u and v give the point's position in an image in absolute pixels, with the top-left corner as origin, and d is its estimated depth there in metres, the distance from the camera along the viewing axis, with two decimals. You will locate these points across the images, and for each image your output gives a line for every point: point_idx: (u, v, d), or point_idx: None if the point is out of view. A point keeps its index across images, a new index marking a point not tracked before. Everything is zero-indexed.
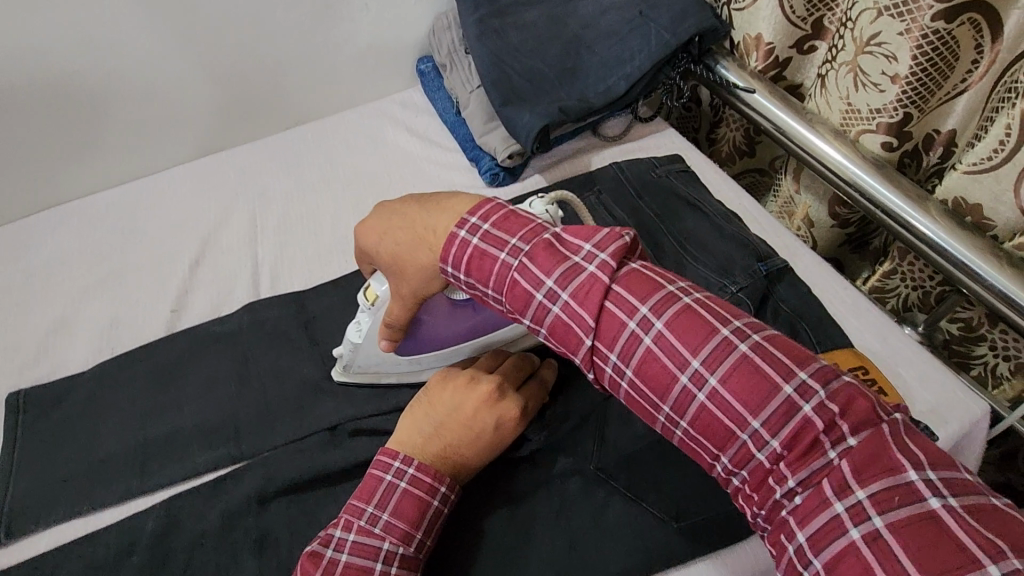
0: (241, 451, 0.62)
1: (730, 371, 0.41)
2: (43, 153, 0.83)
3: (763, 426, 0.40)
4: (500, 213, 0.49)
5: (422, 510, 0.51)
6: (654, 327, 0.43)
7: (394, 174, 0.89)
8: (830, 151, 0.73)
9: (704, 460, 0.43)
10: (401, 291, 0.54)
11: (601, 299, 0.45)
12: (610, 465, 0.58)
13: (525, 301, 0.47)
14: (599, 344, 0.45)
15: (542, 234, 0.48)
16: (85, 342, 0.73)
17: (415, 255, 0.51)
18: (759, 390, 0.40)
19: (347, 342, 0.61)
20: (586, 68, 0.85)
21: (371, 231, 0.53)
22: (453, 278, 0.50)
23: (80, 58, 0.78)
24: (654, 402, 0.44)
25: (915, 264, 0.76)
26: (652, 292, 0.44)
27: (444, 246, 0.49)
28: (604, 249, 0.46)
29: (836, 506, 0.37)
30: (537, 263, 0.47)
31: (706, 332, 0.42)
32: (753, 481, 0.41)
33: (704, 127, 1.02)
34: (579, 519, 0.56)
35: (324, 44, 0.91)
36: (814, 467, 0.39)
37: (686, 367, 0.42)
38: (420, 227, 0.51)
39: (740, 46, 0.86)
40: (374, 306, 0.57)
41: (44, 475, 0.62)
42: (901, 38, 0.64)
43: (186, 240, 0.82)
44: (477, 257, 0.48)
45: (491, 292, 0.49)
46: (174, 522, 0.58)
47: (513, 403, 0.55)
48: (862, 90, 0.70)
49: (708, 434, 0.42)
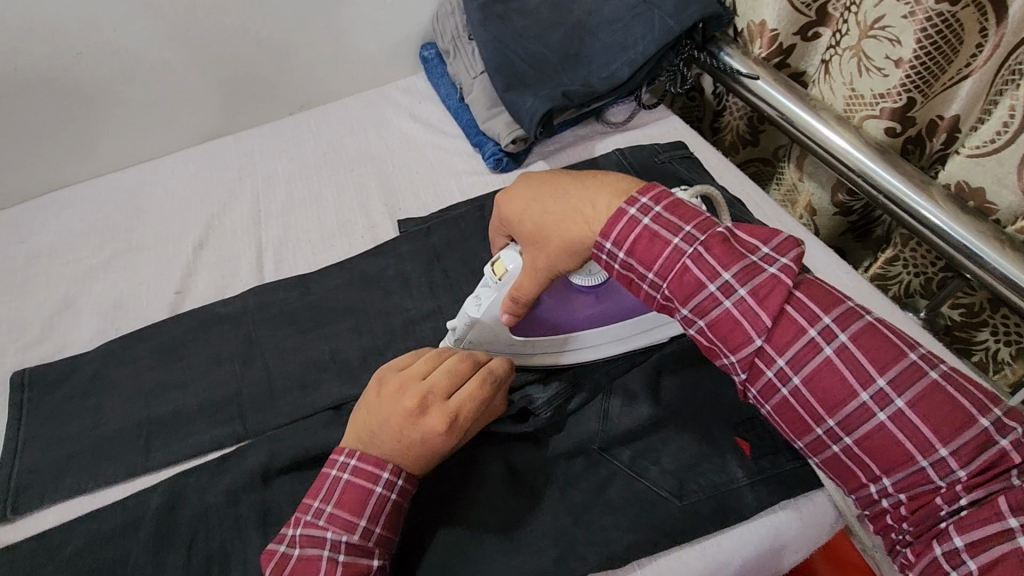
0: (246, 429, 0.62)
1: (921, 395, 0.39)
2: (47, 134, 0.83)
3: (950, 452, 0.38)
4: (670, 200, 0.48)
5: (364, 499, 0.50)
6: (837, 339, 0.42)
7: (398, 158, 0.89)
8: (839, 141, 0.73)
9: (858, 475, 0.43)
10: (535, 263, 0.53)
11: (780, 302, 0.43)
12: (613, 444, 0.58)
13: (690, 291, 0.46)
14: (766, 346, 0.43)
15: (715, 228, 0.46)
16: (89, 322, 0.73)
17: (563, 228, 0.51)
18: (953, 417, 0.38)
19: (463, 315, 0.59)
20: (589, 55, 0.85)
21: (516, 203, 0.54)
22: (607, 255, 0.49)
23: (85, 38, 0.78)
24: (816, 414, 0.42)
25: (917, 250, 0.77)
26: (834, 302, 0.43)
27: (610, 222, 0.48)
28: (784, 253, 0.45)
29: (1009, 520, 0.37)
30: (711, 254, 0.45)
31: (896, 352, 0.41)
32: (915, 503, 0.40)
33: (709, 117, 1.02)
34: (582, 496, 0.56)
35: (329, 27, 0.91)
36: (991, 489, 0.38)
37: (869, 385, 0.40)
38: (567, 201, 0.51)
39: (744, 34, 0.86)
40: (501, 280, 0.56)
41: (47, 452, 0.62)
42: (904, 21, 0.64)
43: (191, 222, 0.82)
44: (644, 238, 0.47)
45: (650, 277, 0.48)
46: (178, 498, 0.58)
47: (439, 414, 0.50)
48: (866, 74, 0.71)
49: (877, 449, 0.41)
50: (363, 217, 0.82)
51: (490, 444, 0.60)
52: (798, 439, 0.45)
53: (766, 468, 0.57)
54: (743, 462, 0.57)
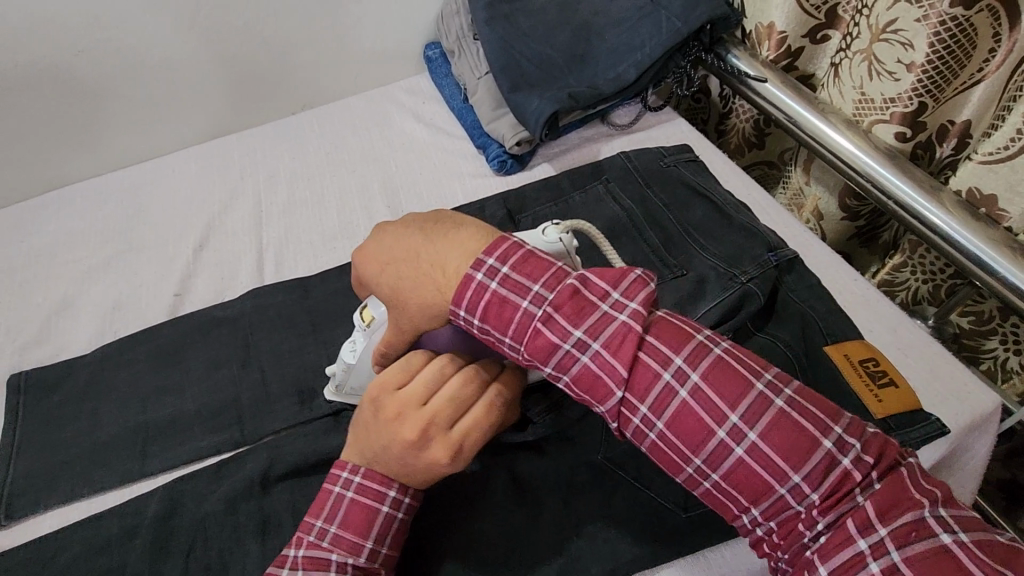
0: (245, 435, 0.61)
1: (770, 428, 0.39)
2: (46, 133, 0.82)
3: (804, 481, 0.38)
4: (518, 254, 0.44)
5: (370, 519, 0.49)
6: (689, 380, 0.40)
7: (401, 159, 0.88)
8: (846, 144, 0.72)
9: (730, 511, 0.42)
10: (400, 324, 0.48)
11: (634, 350, 0.41)
12: (618, 454, 0.57)
13: (550, 351, 0.42)
14: (629, 395, 0.41)
15: (566, 278, 0.43)
16: (87, 324, 0.72)
17: (417, 292, 0.45)
18: (800, 445, 0.38)
19: (341, 362, 0.57)
20: (595, 57, 0.84)
21: (369, 261, 0.47)
22: (464, 322, 0.44)
23: (85, 37, 0.77)
24: (683, 455, 0.41)
25: (926, 256, 0.76)
26: (683, 341, 0.41)
27: (459, 289, 0.43)
28: (632, 297, 0.42)
29: (859, 542, 0.36)
30: (564, 311, 0.42)
31: (743, 386, 0.40)
32: (782, 529, 0.40)
33: (714, 119, 1.01)
34: (587, 505, 0.55)
35: (331, 26, 0.90)
36: (841, 510, 0.38)
37: (724, 422, 0.39)
38: (421, 260, 0.45)
39: (752, 35, 0.85)
40: (369, 328, 0.52)
41: (43, 457, 0.61)
42: (918, 24, 0.63)
43: (190, 223, 0.81)
44: (495, 304, 0.43)
45: (508, 341, 0.44)
46: (176, 506, 0.57)
47: (440, 448, 0.47)
48: (876, 78, 0.70)
49: (743, 488, 0.40)
50: (365, 219, 0.81)
51: (494, 452, 0.59)
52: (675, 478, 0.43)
53: None
54: None
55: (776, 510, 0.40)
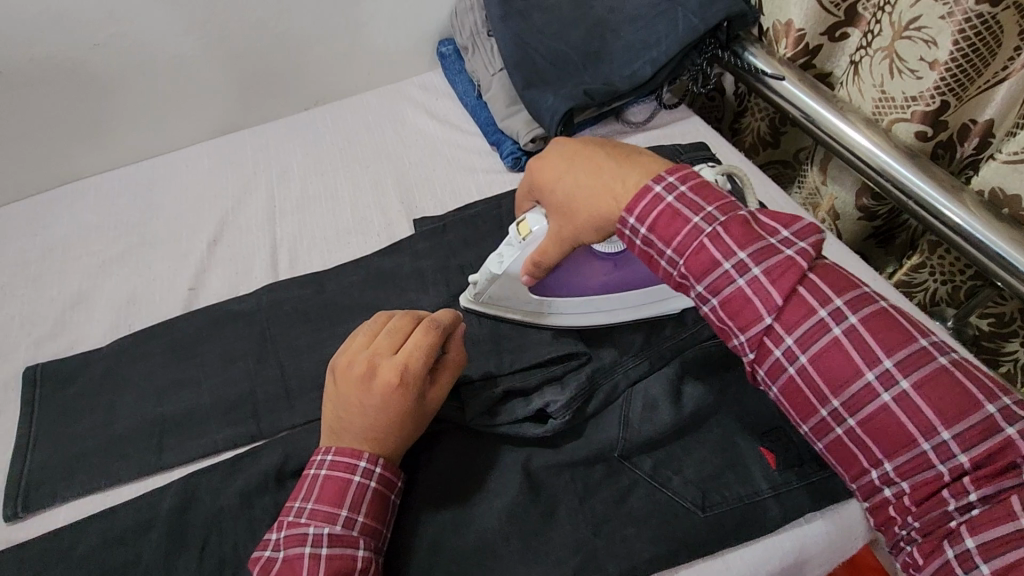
0: (260, 430, 0.61)
1: (925, 377, 0.42)
2: (63, 127, 0.83)
3: (953, 438, 0.40)
4: (699, 185, 0.50)
5: (344, 490, 0.50)
6: (847, 320, 0.44)
7: (414, 155, 0.88)
8: (865, 143, 0.71)
9: (862, 464, 0.44)
10: (561, 232, 0.55)
11: (796, 284, 0.45)
12: (635, 452, 0.57)
13: (706, 268, 0.47)
14: (776, 325, 0.45)
15: (739, 211, 0.48)
16: (102, 318, 0.72)
17: (589, 201, 0.52)
18: (956, 401, 0.41)
19: (486, 271, 0.60)
20: (610, 53, 0.84)
21: (547, 170, 0.55)
22: (630, 232, 0.51)
23: (101, 31, 0.77)
24: (822, 396, 0.44)
25: (946, 257, 0.75)
26: (848, 288, 0.45)
27: (634, 199, 0.50)
28: (803, 242, 0.46)
29: (1021, 521, 0.38)
30: (731, 234, 0.47)
31: (906, 337, 0.43)
32: (920, 493, 0.42)
33: (729, 117, 1.00)
34: (603, 504, 0.55)
35: (345, 22, 0.90)
36: (1002, 486, 0.39)
37: (876, 365, 0.43)
38: (601, 175, 0.52)
39: (769, 33, 0.84)
40: (524, 240, 0.57)
41: (58, 450, 0.61)
42: (942, 22, 0.62)
43: (204, 218, 0.81)
44: (666, 216, 0.49)
45: (668, 254, 0.49)
46: (191, 499, 0.57)
47: (391, 368, 0.52)
48: (898, 77, 0.69)
49: (884, 433, 0.42)
50: (379, 215, 0.81)
51: (509, 449, 0.58)
52: (801, 424, 0.47)
53: (793, 480, 0.55)
54: (768, 472, 0.55)
55: (913, 467, 0.42)
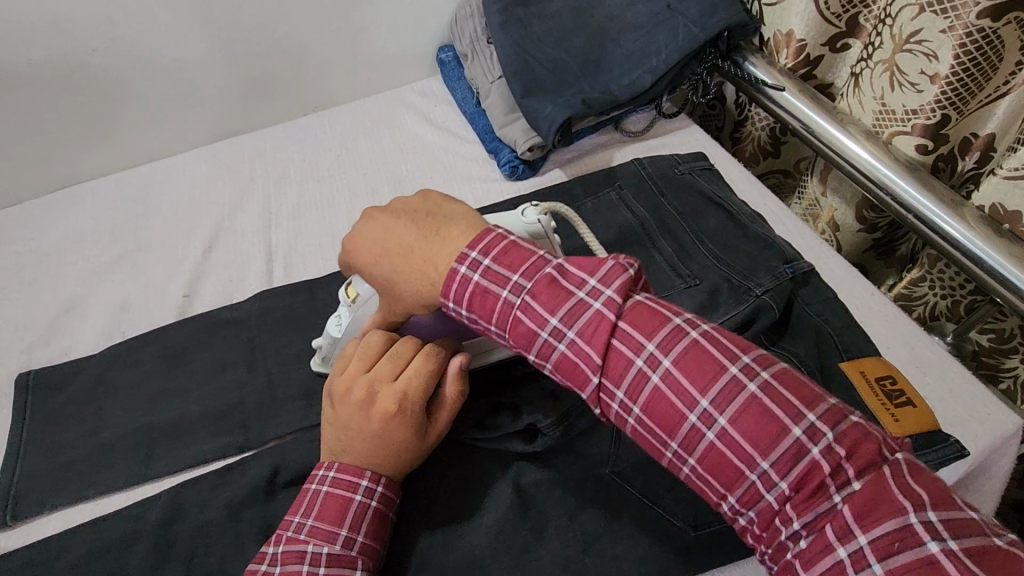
0: (250, 440, 0.61)
1: (739, 411, 0.39)
2: (61, 131, 0.83)
3: (771, 468, 0.38)
4: (502, 246, 0.46)
5: (344, 508, 0.50)
6: (661, 365, 0.41)
7: (412, 162, 0.87)
8: (865, 156, 0.71)
9: (711, 500, 0.42)
10: (393, 309, 0.52)
11: (608, 337, 0.42)
12: (627, 469, 0.56)
13: (529, 339, 0.45)
14: (605, 382, 0.43)
15: (544, 267, 0.45)
16: (95, 324, 0.72)
17: (407, 284, 0.49)
18: (768, 431, 0.38)
19: (327, 335, 0.60)
20: (609, 62, 0.83)
21: (362, 250, 0.51)
22: (454, 312, 0.47)
23: (98, 35, 0.77)
24: (661, 439, 0.42)
25: (947, 271, 0.74)
26: (657, 328, 0.42)
27: (445, 281, 0.46)
28: (608, 284, 0.43)
29: (839, 551, 0.36)
30: (540, 301, 0.44)
31: (714, 370, 0.40)
32: (762, 522, 0.39)
33: (729, 127, 1.00)
34: (594, 521, 0.54)
35: (344, 27, 0.89)
36: (819, 510, 0.37)
37: (694, 407, 0.40)
38: (413, 253, 0.49)
39: (770, 43, 0.84)
40: (353, 303, 0.57)
41: (48, 458, 0.61)
42: (943, 36, 0.62)
43: (199, 224, 0.81)
44: (478, 294, 0.45)
45: (494, 328, 0.46)
46: (178, 510, 0.56)
47: (388, 397, 0.51)
48: (898, 89, 0.68)
49: (716, 475, 0.40)
50: None
51: (500, 464, 0.58)
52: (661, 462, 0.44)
53: None
54: None
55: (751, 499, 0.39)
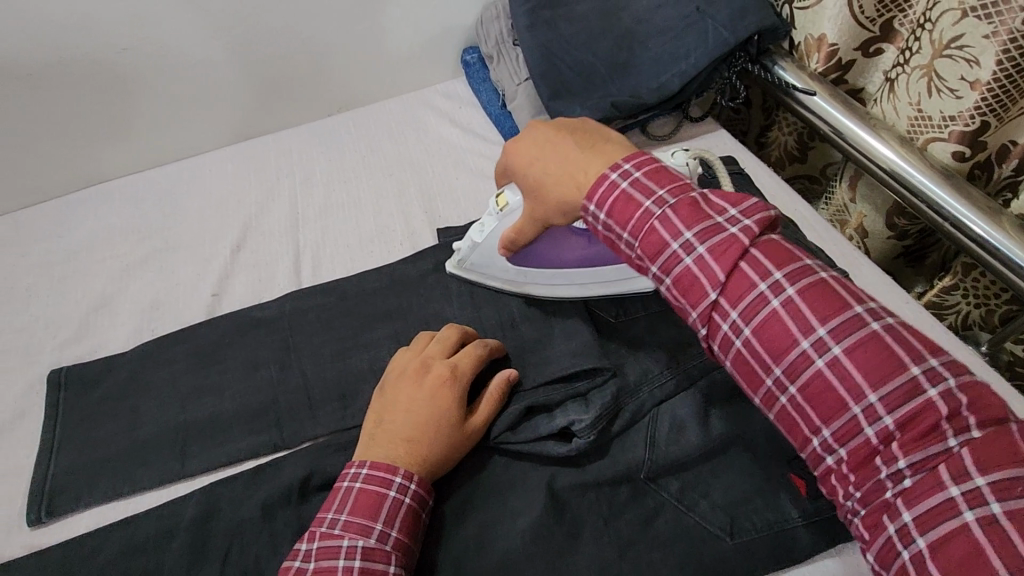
0: (283, 439, 0.61)
1: (859, 344, 0.40)
2: (91, 129, 0.83)
3: (880, 401, 0.39)
4: (651, 165, 0.49)
5: (378, 504, 0.50)
6: (786, 292, 0.43)
7: (438, 164, 0.87)
8: (899, 161, 0.70)
9: (801, 435, 0.43)
10: (534, 214, 0.56)
11: (735, 259, 0.44)
12: (661, 474, 0.56)
13: (657, 249, 0.46)
14: (721, 300, 0.44)
15: (688, 190, 0.48)
16: (125, 322, 0.72)
17: (559, 188, 0.52)
18: (888, 365, 0.40)
19: (468, 240, 0.64)
20: (638, 65, 0.83)
21: (522, 152, 0.55)
22: (590, 217, 0.50)
23: (129, 34, 0.78)
24: (764, 365, 0.43)
25: (980, 280, 0.73)
26: (787, 261, 0.44)
27: (592, 186, 0.50)
28: (749, 217, 0.46)
29: (952, 489, 0.37)
30: (679, 215, 0.46)
31: (840, 305, 0.42)
32: (855, 460, 0.40)
33: (754, 131, 0.99)
34: (629, 527, 0.53)
35: (370, 28, 0.89)
36: (929, 452, 0.38)
37: (810, 334, 0.41)
38: (569, 162, 0.51)
39: (800, 47, 0.83)
40: (502, 212, 0.60)
41: (81, 455, 0.61)
42: (986, 41, 0.61)
43: (228, 223, 0.81)
44: (621, 201, 0.48)
45: (625, 237, 0.49)
46: (212, 509, 0.56)
47: (443, 365, 0.57)
48: (936, 95, 0.68)
49: (818, 402, 0.41)
50: (400, 224, 0.80)
51: (533, 467, 0.57)
52: (753, 395, 0.45)
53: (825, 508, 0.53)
54: (800, 499, 0.54)
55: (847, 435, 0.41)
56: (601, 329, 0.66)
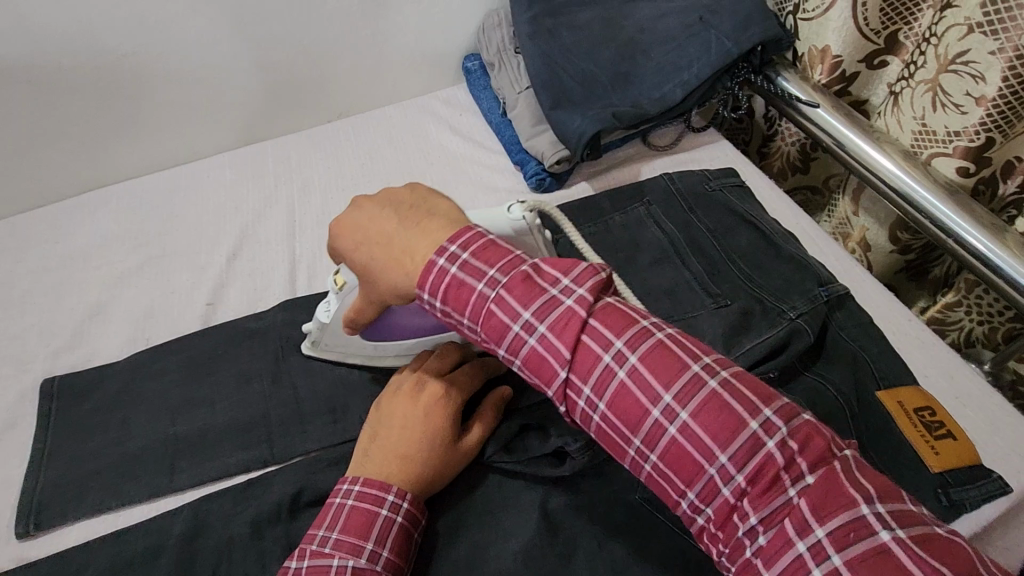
0: (274, 454, 0.60)
1: (700, 408, 0.40)
2: (88, 134, 0.83)
3: (728, 462, 0.39)
4: (479, 242, 0.46)
5: (370, 522, 0.49)
6: (628, 362, 0.42)
7: (437, 172, 0.87)
8: (901, 176, 0.69)
9: (669, 498, 0.42)
10: (370, 297, 0.52)
11: (578, 332, 0.43)
12: (657, 495, 0.55)
13: (500, 333, 0.44)
14: (572, 376, 0.43)
15: (520, 265, 0.45)
16: (119, 331, 0.72)
17: (387, 273, 0.48)
18: (726, 424, 0.39)
19: (315, 321, 0.59)
20: (640, 75, 0.82)
21: (347, 235, 0.50)
22: (427, 304, 0.47)
23: (128, 40, 0.77)
24: (624, 436, 0.42)
25: (985, 297, 0.72)
26: (627, 326, 0.43)
27: (421, 274, 0.46)
28: (581, 284, 0.44)
29: (799, 545, 0.36)
30: (514, 294, 0.44)
31: (677, 368, 0.41)
32: (718, 519, 0.40)
33: (757, 141, 0.98)
34: (622, 549, 0.53)
35: (371, 36, 0.89)
36: (775, 505, 0.38)
37: (657, 402, 0.41)
38: (396, 244, 0.48)
39: (803, 58, 0.82)
40: (341, 291, 0.55)
41: (71, 466, 0.60)
42: (992, 57, 0.60)
43: (223, 231, 0.80)
44: (454, 287, 0.45)
45: (466, 322, 0.46)
46: (201, 525, 0.55)
47: (436, 382, 0.57)
48: (941, 110, 0.67)
49: (675, 470, 0.40)
50: None
51: (527, 485, 0.57)
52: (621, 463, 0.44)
53: None
54: None
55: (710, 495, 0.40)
56: None
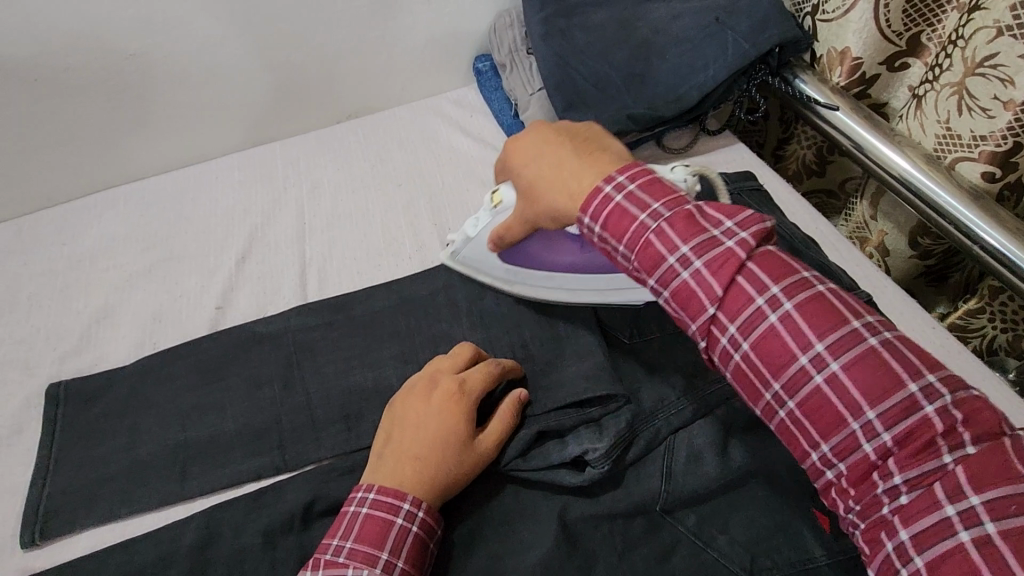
0: (285, 461, 0.59)
1: (857, 361, 0.40)
2: (95, 135, 0.82)
3: (879, 418, 0.38)
4: (645, 176, 0.47)
5: (384, 531, 0.48)
6: (783, 307, 0.42)
7: (448, 174, 0.85)
8: (924, 179, 0.67)
9: (801, 448, 0.42)
10: (526, 216, 0.55)
11: (734, 272, 0.43)
12: (678, 507, 0.54)
13: (654, 263, 0.45)
14: (720, 314, 0.43)
15: (683, 203, 0.46)
16: (126, 335, 0.70)
17: (549, 196, 0.51)
18: (885, 382, 0.39)
19: (462, 232, 0.63)
20: (655, 76, 0.80)
21: (521, 152, 0.54)
22: (585, 229, 0.49)
23: (136, 40, 0.76)
24: (763, 380, 0.42)
25: (1008, 304, 0.71)
26: (786, 273, 0.43)
27: (586, 199, 0.48)
28: (745, 229, 0.44)
29: (946, 509, 0.36)
30: (674, 228, 0.45)
31: (838, 320, 0.41)
32: (854, 474, 0.40)
33: (772, 143, 0.96)
34: (645, 564, 0.51)
35: (381, 36, 0.87)
36: (925, 469, 0.37)
37: (808, 350, 0.41)
38: (564, 169, 0.51)
39: (822, 60, 0.80)
40: (494, 209, 0.58)
41: (78, 474, 0.59)
42: (1022, 61, 0.59)
43: (232, 233, 0.79)
44: (615, 215, 0.46)
45: (620, 250, 0.47)
46: (211, 535, 0.54)
47: (450, 380, 0.56)
48: (966, 114, 0.65)
49: (816, 418, 0.40)
50: (409, 237, 0.78)
51: (544, 496, 0.56)
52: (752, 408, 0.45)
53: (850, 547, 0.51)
54: (823, 536, 0.51)
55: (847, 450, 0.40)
56: (613, 352, 0.64)
